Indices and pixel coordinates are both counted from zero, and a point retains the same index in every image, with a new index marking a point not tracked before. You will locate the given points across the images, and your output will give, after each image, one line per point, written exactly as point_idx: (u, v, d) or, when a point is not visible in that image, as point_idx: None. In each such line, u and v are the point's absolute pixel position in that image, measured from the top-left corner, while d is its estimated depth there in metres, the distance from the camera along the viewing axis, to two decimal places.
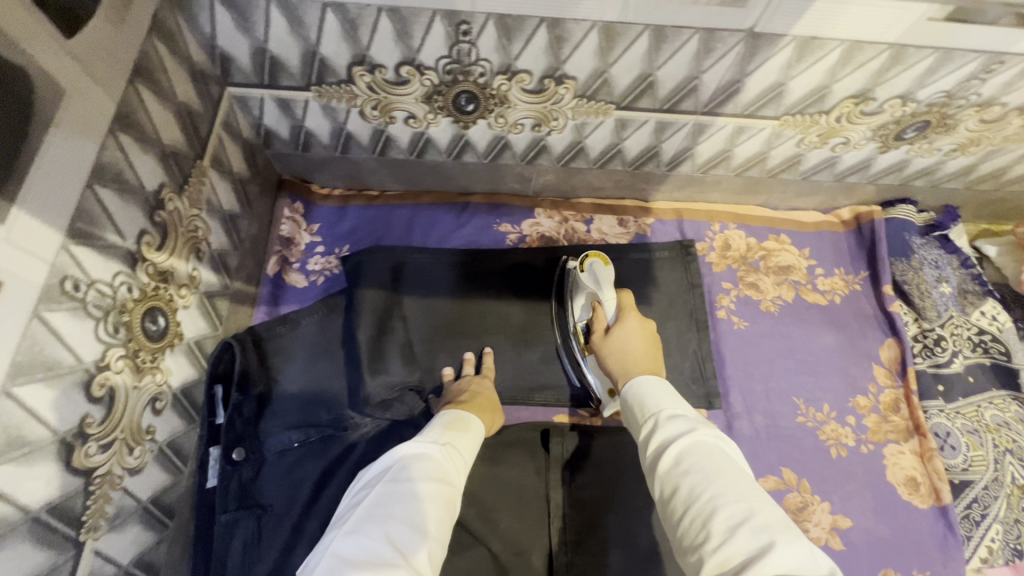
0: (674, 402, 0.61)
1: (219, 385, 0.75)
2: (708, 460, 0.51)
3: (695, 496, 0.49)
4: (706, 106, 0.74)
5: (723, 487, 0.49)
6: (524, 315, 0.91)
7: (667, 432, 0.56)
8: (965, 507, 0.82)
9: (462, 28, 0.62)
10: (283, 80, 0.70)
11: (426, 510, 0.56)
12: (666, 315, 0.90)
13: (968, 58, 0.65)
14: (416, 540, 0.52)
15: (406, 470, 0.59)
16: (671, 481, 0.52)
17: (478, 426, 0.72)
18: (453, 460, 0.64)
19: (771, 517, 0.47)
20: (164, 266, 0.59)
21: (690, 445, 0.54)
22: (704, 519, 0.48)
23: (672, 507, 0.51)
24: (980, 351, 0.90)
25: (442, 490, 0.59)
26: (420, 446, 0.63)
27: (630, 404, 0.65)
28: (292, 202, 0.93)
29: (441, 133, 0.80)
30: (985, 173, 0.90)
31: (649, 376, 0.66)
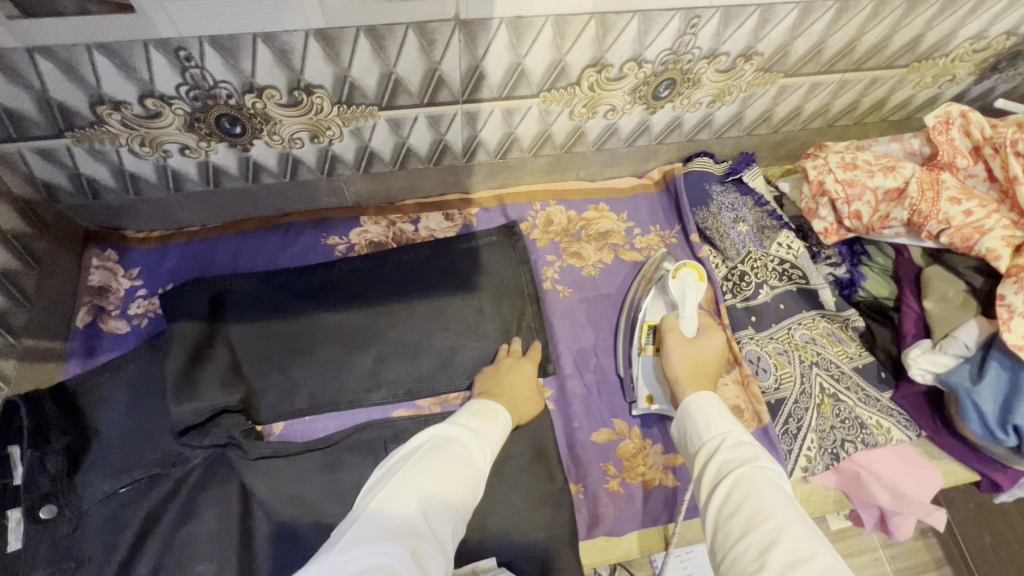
0: (738, 431, 0.64)
1: (14, 445, 0.71)
2: (772, 494, 0.54)
3: (754, 527, 0.52)
4: (463, 94, 0.79)
5: (784, 523, 0.51)
6: (355, 321, 0.91)
7: (727, 457, 0.60)
8: (783, 424, 0.87)
9: (182, 54, 0.64)
10: (33, 130, 0.70)
11: (458, 487, 0.59)
12: (500, 296, 0.94)
13: (668, 17, 0.72)
14: (444, 515, 0.57)
15: (446, 447, 0.63)
16: (731, 506, 0.55)
17: (506, 416, 0.74)
18: (482, 445, 0.67)
19: (835, 561, 0.47)
20: None
21: (753, 475, 0.56)
22: (763, 550, 0.50)
23: (725, 530, 0.54)
24: (785, 280, 0.97)
25: (472, 468, 0.63)
26: (459, 428, 0.67)
27: (687, 420, 0.68)
28: (102, 250, 0.91)
29: (224, 159, 0.82)
30: (755, 118, 0.98)
31: (715, 397, 0.69)
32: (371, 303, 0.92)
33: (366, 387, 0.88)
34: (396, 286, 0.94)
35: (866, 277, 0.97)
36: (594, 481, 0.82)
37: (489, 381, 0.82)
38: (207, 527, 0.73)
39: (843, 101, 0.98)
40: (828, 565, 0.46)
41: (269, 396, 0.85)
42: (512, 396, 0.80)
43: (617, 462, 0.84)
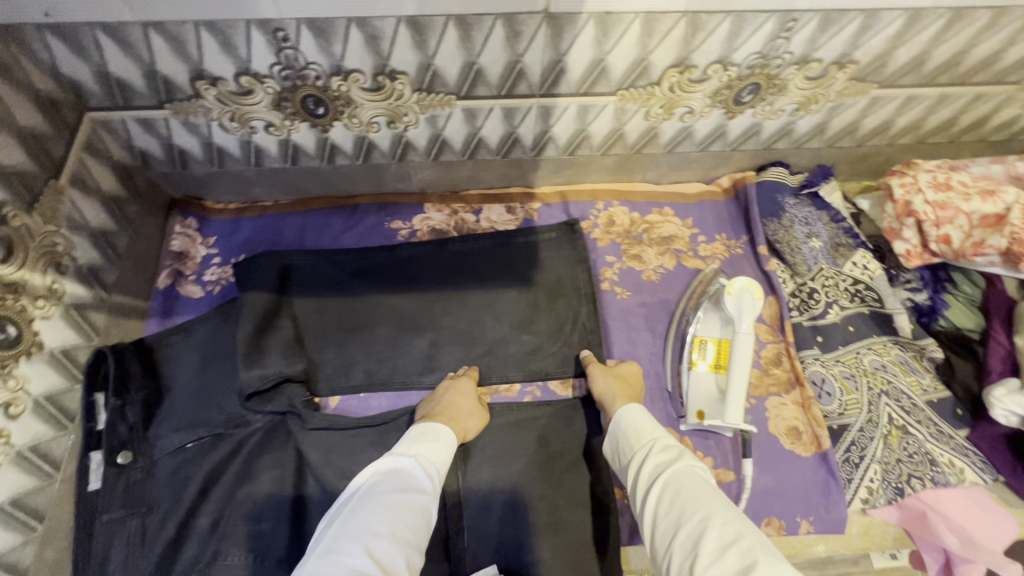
0: (658, 430, 0.70)
1: (99, 392, 0.76)
2: (699, 486, 0.59)
3: (687, 522, 0.56)
4: (541, 88, 0.78)
5: (714, 513, 0.56)
6: (412, 304, 0.92)
7: (655, 463, 0.65)
8: (845, 451, 0.83)
9: (280, 35, 0.66)
10: (137, 100, 0.75)
11: (401, 519, 0.61)
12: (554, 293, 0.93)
13: (763, 18, 0.69)
14: (392, 550, 0.58)
15: (379, 486, 0.65)
16: (664, 506, 0.60)
17: (449, 434, 0.74)
18: (426, 472, 0.68)
19: (761, 539, 0.53)
20: (12, 278, 0.63)
21: (683, 470, 0.62)
22: (696, 541, 0.54)
23: (663, 531, 0.58)
24: (857, 301, 0.92)
25: (414, 500, 0.64)
26: (391, 463, 0.68)
27: (618, 432, 0.73)
28: (183, 218, 0.97)
29: (305, 138, 0.85)
30: (839, 129, 0.93)
31: (637, 404, 0.75)
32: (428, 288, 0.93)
33: (418, 370, 0.89)
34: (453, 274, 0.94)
35: (948, 306, 0.91)
36: None
37: (429, 404, 0.81)
38: (263, 489, 0.76)
39: (940, 117, 0.92)
40: (755, 545, 0.51)
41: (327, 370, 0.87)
42: (457, 415, 0.79)
43: None
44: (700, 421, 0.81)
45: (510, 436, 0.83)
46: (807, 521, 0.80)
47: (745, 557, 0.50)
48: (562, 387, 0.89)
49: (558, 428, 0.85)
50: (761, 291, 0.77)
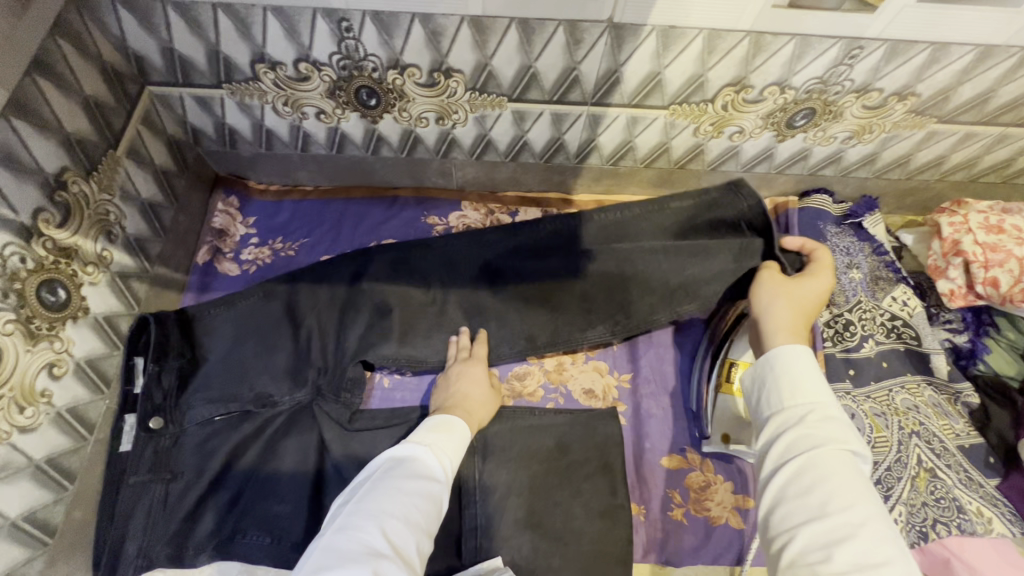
0: (820, 388, 0.57)
1: (139, 356, 0.77)
2: (844, 464, 0.51)
3: (826, 508, 0.49)
4: (593, 97, 0.78)
5: (854, 509, 0.48)
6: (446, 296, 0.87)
7: (813, 429, 0.54)
8: None
9: (343, 25, 0.67)
10: (196, 78, 0.76)
11: (415, 503, 0.59)
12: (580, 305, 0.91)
13: (828, 44, 0.68)
14: (404, 533, 0.56)
15: (393, 472, 0.62)
16: (796, 471, 0.52)
17: (462, 427, 0.72)
18: (441, 460, 0.65)
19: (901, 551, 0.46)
20: (67, 243, 0.64)
21: (822, 437, 0.53)
22: (835, 532, 0.47)
23: (790, 496, 0.52)
24: (893, 337, 0.90)
25: (427, 486, 0.62)
26: (407, 451, 0.65)
27: (774, 375, 0.59)
28: (226, 196, 0.98)
29: (353, 127, 0.86)
30: (890, 161, 0.92)
31: (802, 350, 0.60)
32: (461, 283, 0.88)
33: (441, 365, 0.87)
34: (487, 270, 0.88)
35: (990, 351, 0.89)
36: (657, 506, 0.80)
37: (443, 391, 0.81)
38: (284, 470, 0.77)
39: (996, 156, 0.90)
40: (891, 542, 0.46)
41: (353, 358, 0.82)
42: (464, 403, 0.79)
43: (684, 493, 0.81)
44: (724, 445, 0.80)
45: (530, 439, 0.83)
46: None
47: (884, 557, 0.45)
48: (585, 397, 0.88)
49: (578, 433, 0.83)
50: None
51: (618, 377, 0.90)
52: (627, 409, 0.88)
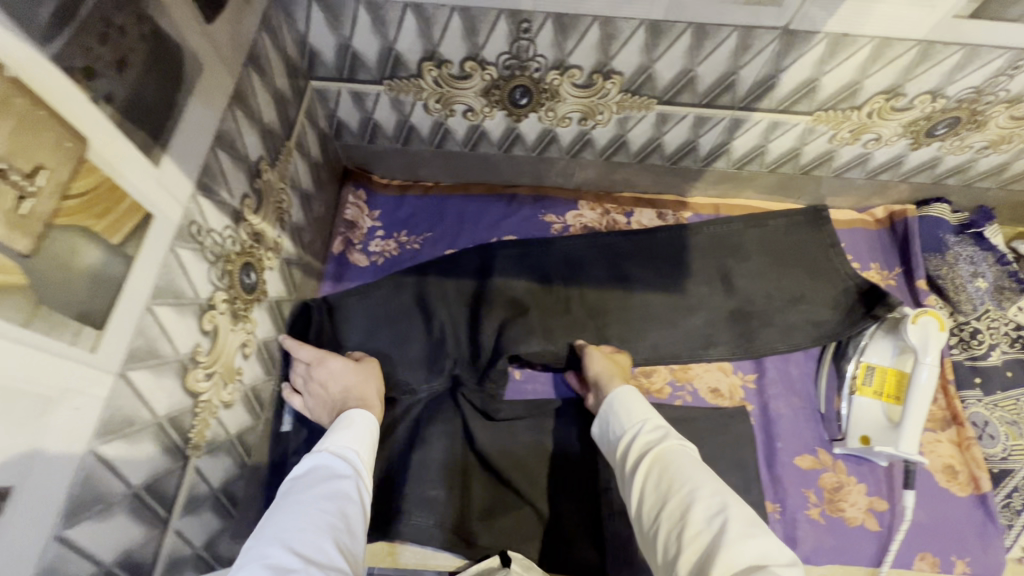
0: (648, 411, 0.65)
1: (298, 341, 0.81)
2: (682, 460, 0.56)
3: (672, 493, 0.53)
4: (742, 101, 0.80)
5: (698, 482, 0.53)
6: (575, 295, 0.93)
7: (648, 439, 0.61)
8: (1005, 496, 0.82)
9: (524, 26, 0.70)
10: (361, 74, 0.79)
11: (316, 511, 0.50)
12: (695, 307, 0.92)
13: (996, 54, 0.70)
14: (315, 539, 0.47)
15: (295, 490, 0.54)
16: (650, 481, 0.57)
17: (364, 419, 0.66)
18: (332, 463, 0.58)
19: (742, 509, 0.50)
20: (258, 228, 0.67)
21: (665, 448, 0.58)
22: (677, 518, 0.52)
23: (649, 508, 0.55)
24: (1018, 347, 0.90)
25: (329, 488, 0.54)
26: (304, 467, 0.57)
27: (608, 411, 0.68)
28: (355, 189, 1.01)
29: (495, 126, 0.88)
30: (1017, 172, 0.92)
31: (629, 385, 0.70)
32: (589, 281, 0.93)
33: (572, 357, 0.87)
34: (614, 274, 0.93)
35: None
36: (794, 505, 0.81)
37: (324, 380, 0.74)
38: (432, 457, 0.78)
39: None
40: (731, 515, 0.49)
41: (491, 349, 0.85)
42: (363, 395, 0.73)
43: (819, 493, 0.82)
44: (865, 447, 0.81)
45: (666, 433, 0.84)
46: (964, 562, 0.79)
47: (722, 526, 0.48)
48: (710, 395, 0.89)
49: (712, 428, 0.85)
50: (945, 324, 0.78)
51: (743, 377, 0.91)
52: (753, 409, 0.89)
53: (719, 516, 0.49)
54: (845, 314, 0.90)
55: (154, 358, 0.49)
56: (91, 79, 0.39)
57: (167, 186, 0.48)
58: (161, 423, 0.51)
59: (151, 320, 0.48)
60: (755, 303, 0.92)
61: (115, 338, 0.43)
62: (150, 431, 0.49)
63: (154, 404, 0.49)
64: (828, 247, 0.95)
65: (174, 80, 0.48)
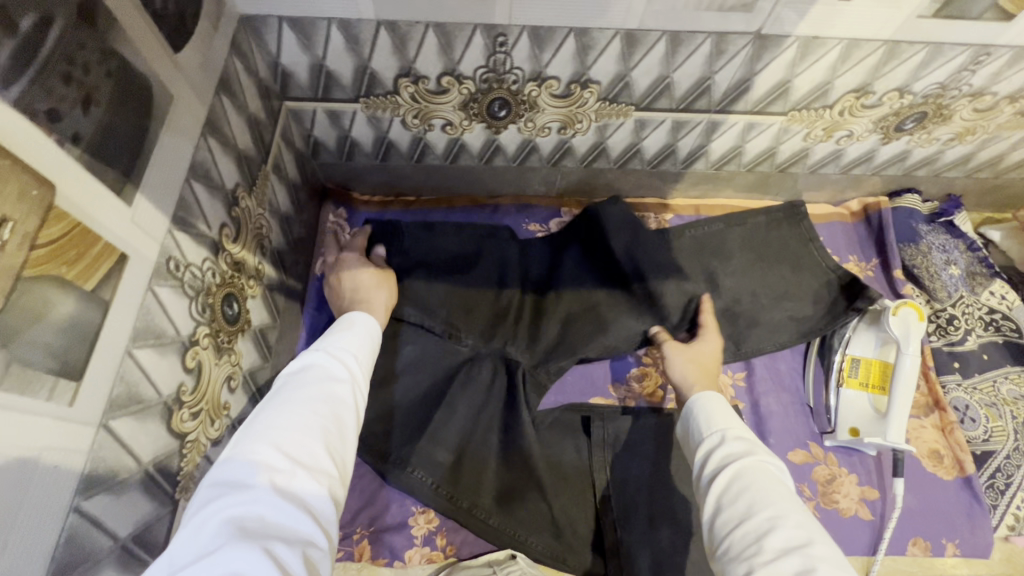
0: (740, 425, 0.62)
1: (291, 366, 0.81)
2: (770, 484, 0.53)
3: (753, 512, 0.51)
4: (718, 105, 0.81)
5: (783, 511, 0.50)
6: (603, 298, 0.87)
7: (730, 450, 0.58)
8: (989, 477, 0.85)
9: (500, 40, 0.69)
10: (335, 92, 0.77)
11: (313, 409, 0.46)
12: None
13: (959, 51, 0.72)
14: (310, 440, 0.44)
15: (288, 383, 0.49)
16: (728, 494, 0.54)
17: (366, 321, 0.62)
18: (335, 360, 0.53)
19: (832, 550, 0.46)
20: (238, 257, 0.65)
21: (753, 464, 0.55)
22: (755, 537, 0.49)
23: (723, 521, 0.53)
24: (992, 330, 0.94)
25: (328, 388, 0.50)
26: (302, 361, 0.52)
27: (693, 415, 0.66)
28: (335, 208, 0.99)
29: (475, 138, 0.87)
30: (983, 161, 0.95)
31: (716, 394, 0.67)
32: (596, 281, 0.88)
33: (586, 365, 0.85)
34: (615, 270, 0.88)
35: None
36: None
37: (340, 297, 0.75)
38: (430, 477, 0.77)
39: None
40: (821, 552, 0.46)
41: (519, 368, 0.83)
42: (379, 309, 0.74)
43: (813, 486, 0.84)
44: (854, 438, 0.83)
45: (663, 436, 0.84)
46: (953, 544, 0.81)
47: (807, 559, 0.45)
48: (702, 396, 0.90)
49: None
50: (924, 314, 0.80)
51: (733, 375, 0.92)
52: (744, 407, 0.90)
53: (803, 551, 0.46)
54: (827, 309, 0.91)
55: (137, 403, 0.47)
56: (55, 121, 0.37)
57: (141, 225, 0.47)
58: (147, 470, 0.48)
59: (131, 364, 0.46)
60: (744, 300, 0.93)
61: (95, 388, 0.42)
62: (136, 479, 0.47)
63: (139, 451, 0.47)
64: (807, 243, 0.97)
65: (142, 113, 0.46)
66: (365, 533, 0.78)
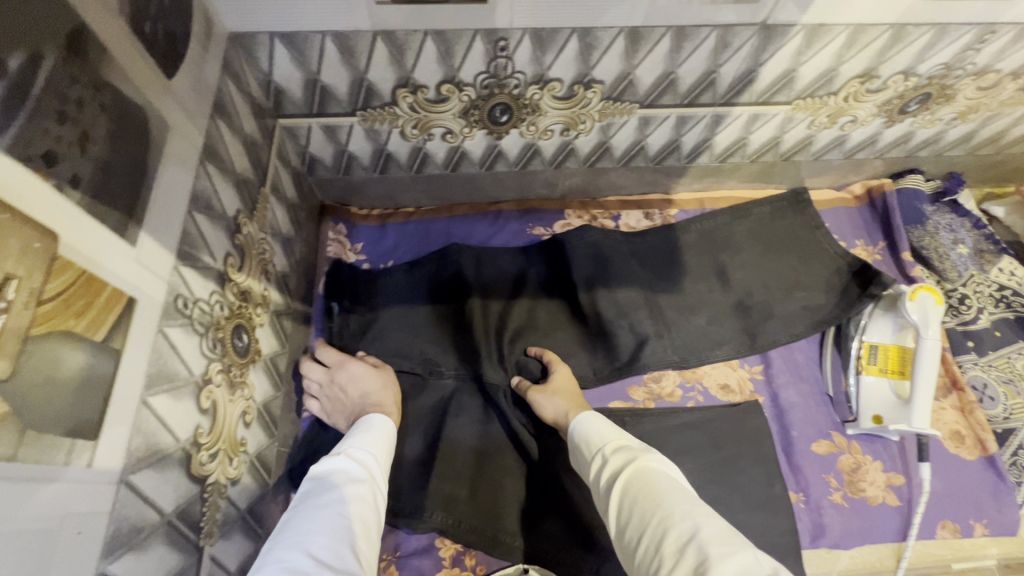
0: (618, 437, 0.62)
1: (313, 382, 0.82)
2: (654, 483, 0.52)
3: (645, 521, 0.49)
4: (723, 97, 0.79)
5: (666, 505, 0.49)
6: (569, 317, 0.91)
7: (614, 464, 0.58)
8: (1012, 454, 0.84)
9: (500, 44, 0.67)
10: (332, 107, 0.75)
11: (339, 515, 0.48)
12: (698, 304, 0.92)
13: (964, 31, 0.71)
14: (336, 545, 0.44)
15: (313, 489, 0.51)
16: (626, 507, 0.53)
17: (382, 421, 0.65)
18: (361, 463, 0.56)
19: (716, 527, 0.46)
20: (244, 286, 0.63)
21: (637, 471, 0.55)
22: (654, 546, 0.47)
23: (628, 538, 0.51)
24: (1003, 307, 0.93)
25: (353, 492, 0.51)
26: (326, 465, 0.54)
27: (578, 445, 0.66)
28: (334, 224, 0.96)
29: (475, 145, 0.85)
30: (985, 138, 0.95)
31: (594, 414, 0.68)
32: (599, 284, 0.91)
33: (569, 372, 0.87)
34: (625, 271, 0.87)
35: None
36: (817, 492, 0.82)
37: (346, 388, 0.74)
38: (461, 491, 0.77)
39: None
40: (706, 538, 0.44)
41: (494, 387, 0.83)
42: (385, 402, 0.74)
43: (839, 476, 0.83)
44: (878, 426, 0.83)
45: (682, 444, 0.83)
46: (982, 524, 0.81)
47: (698, 551, 0.43)
48: (720, 392, 0.89)
49: (730, 425, 0.85)
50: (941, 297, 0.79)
51: (751, 369, 0.91)
52: (764, 400, 0.89)
53: (689, 538, 0.45)
54: (839, 298, 0.91)
55: (156, 453, 0.44)
56: (52, 164, 0.34)
57: (146, 263, 0.44)
58: (171, 521, 0.46)
59: (147, 413, 0.43)
60: (756, 293, 0.92)
61: (113, 444, 0.39)
62: (160, 532, 0.45)
63: (161, 502, 0.45)
64: (816, 230, 0.96)
65: (139, 147, 0.44)
66: (390, 559, 0.75)
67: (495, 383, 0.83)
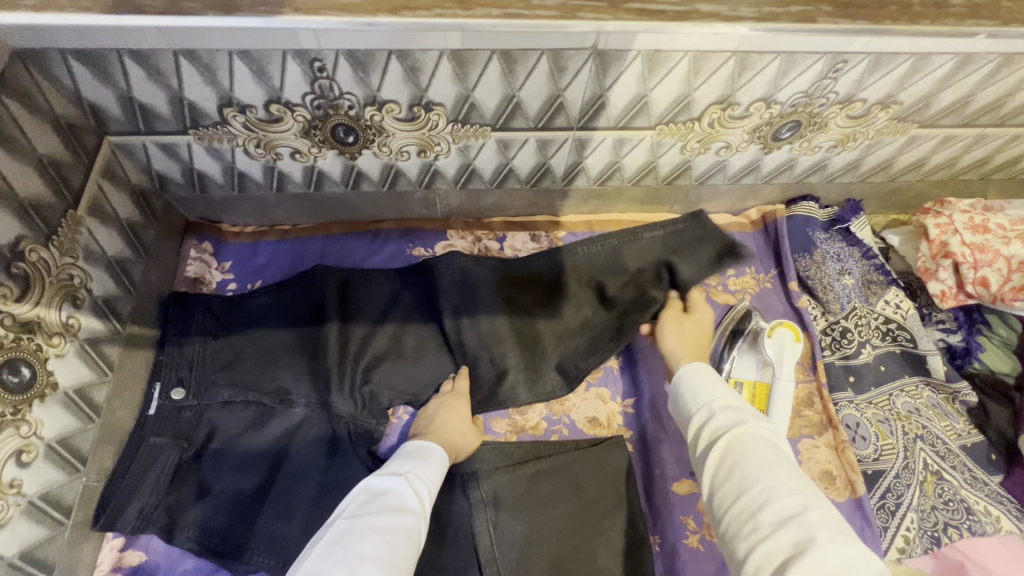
0: (728, 395, 0.67)
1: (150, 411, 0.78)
2: (763, 454, 0.58)
3: (751, 485, 0.56)
4: (579, 122, 0.76)
5: (773, 485, 0.55)
6: (438, 344, 0.87)
7: (721, 422, 0.63)
8: (879, 497, 0.80)
9: (316, 65, 0.64)
10: (160, 126, 0.71)
11: (388, 540, 0.59)
12: (571, 333, 0.88)
13: (813, 59, 0.68)
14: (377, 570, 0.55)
15: (367, 508, 0.63)
16: (728, 468, 0.59)
17: (440, 453, 0.73)
18: (415, 492, 0.66)
19: (826, 515, 0.52)
20: (27, 317, 0.60)
21: (746, 437, 0.60)
22: (754, 511, 0.54)
23: (723, 497, 0.58)
24: (889, 340, 0.92)
25: (401, 521, 0.62)
26: (382, 483, 0.66)
27: (679, 390, 0.71)
28: (199, 242, 0.93)
29: (331, 165, 0.82)
30: (873, 166, 0.92)
31: (703, 366, 0.71)
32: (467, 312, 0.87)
33: (419, 399, 0.85)
34: None
35: (984, 349, 0.91)
36: (673, 534, 0.79)
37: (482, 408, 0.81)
38: (293, 530, 0.73)
39: (974, 156, 0.92)
40: (816, 521, 0.50)
41: (341, 420, 0.80)
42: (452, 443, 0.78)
43: (698, 518, 0.80)
44: None
45: (540, 484, 0.79)
46: None
47: (806, 531, 0.50)
48: (586, 425, 0.86)
49: (590, 466, 0.81)
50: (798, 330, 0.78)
51: (622, 403, 0.89)
52: (632, 436, 0.87)
53: (805, 520, 0.51)
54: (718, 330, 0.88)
55: None
56: None
57: None
58: None
59: None
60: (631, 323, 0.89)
61: None
62: None
63: None
64: (714, 255, 0.90)
65: None
66: None
67: (345, 414, 0.80)
